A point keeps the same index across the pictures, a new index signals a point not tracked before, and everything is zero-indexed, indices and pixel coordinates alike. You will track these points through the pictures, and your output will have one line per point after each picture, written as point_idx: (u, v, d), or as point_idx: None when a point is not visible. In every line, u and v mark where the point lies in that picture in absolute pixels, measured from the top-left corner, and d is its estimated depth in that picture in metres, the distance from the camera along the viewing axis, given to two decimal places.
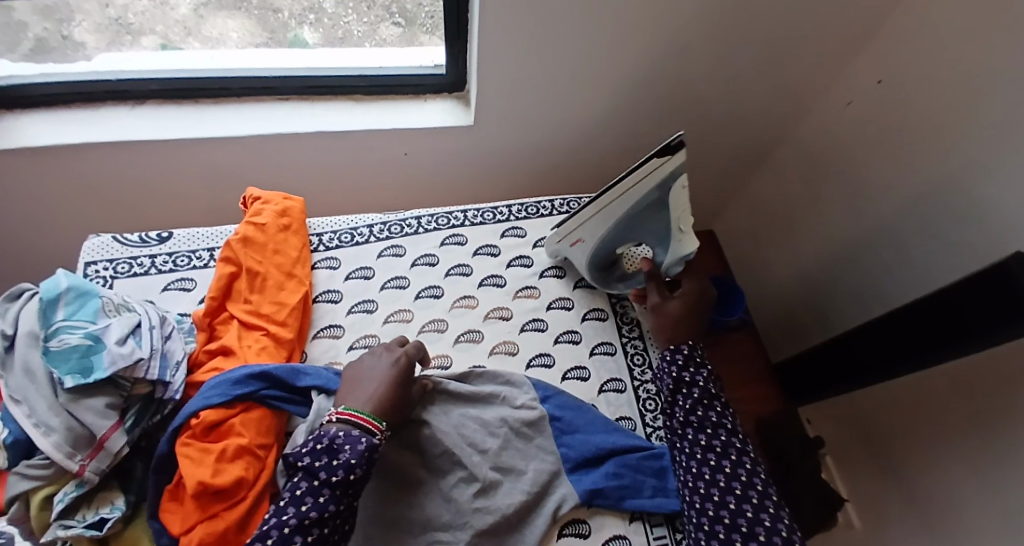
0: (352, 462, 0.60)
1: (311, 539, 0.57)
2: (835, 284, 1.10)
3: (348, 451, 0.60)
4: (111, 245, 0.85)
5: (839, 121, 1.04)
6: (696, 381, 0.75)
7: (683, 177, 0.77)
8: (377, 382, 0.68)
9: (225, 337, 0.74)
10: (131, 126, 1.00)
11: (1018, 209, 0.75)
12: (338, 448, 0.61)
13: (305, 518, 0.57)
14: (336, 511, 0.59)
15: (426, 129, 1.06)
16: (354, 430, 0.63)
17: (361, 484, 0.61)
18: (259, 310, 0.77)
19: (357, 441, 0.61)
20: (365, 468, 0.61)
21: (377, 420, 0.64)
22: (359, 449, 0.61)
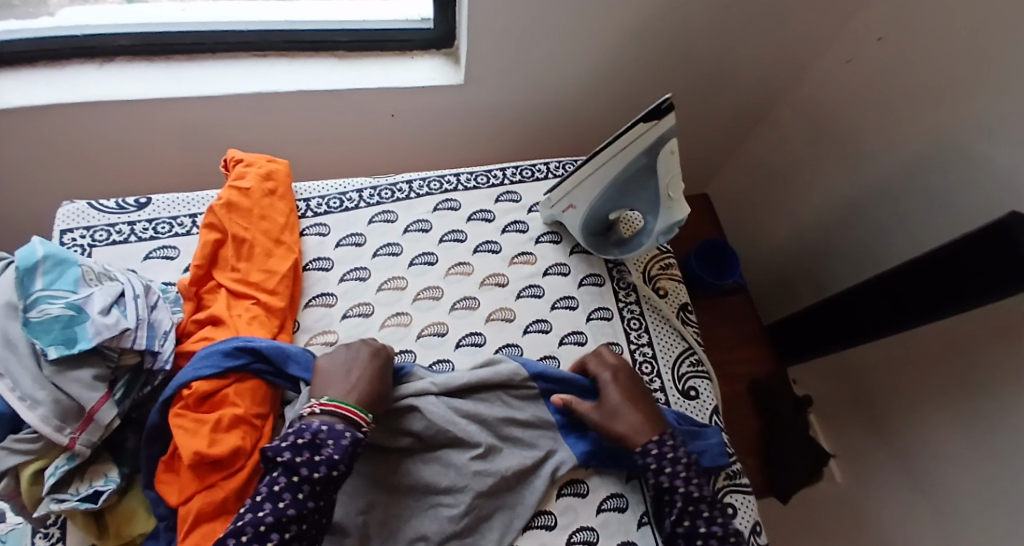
0: (335, 458, 0.60)
1: (289, 536, 0.56)
2: (829, 245, 1.10)
3: (331, 446, 0.60)
4: (86, 211, 0.82)
5: (838, 79, 1.02)
6: (676, 485, 0.66)
7: (673, 142, 0.71)
8: (363, 371, 0.67)
9: (213, 306, 0.72)
10: (101, 85, 0.95)
11: (1017, 168, 0.75)
12: (321, 443, 0.60)
13: (283, 516, 0.56)
14: (315, 507, 0.58)
15: (414, 87, 1.02)
16: (337, 420, 0.62)
17: (342, 482, 0.61)
18: (247, 278, 0.74)
19: (341, 435, 0.61)
20: (347, 465, 0.60)
21: (362, 412, 0.63)
22: (342, 445, 0.60)
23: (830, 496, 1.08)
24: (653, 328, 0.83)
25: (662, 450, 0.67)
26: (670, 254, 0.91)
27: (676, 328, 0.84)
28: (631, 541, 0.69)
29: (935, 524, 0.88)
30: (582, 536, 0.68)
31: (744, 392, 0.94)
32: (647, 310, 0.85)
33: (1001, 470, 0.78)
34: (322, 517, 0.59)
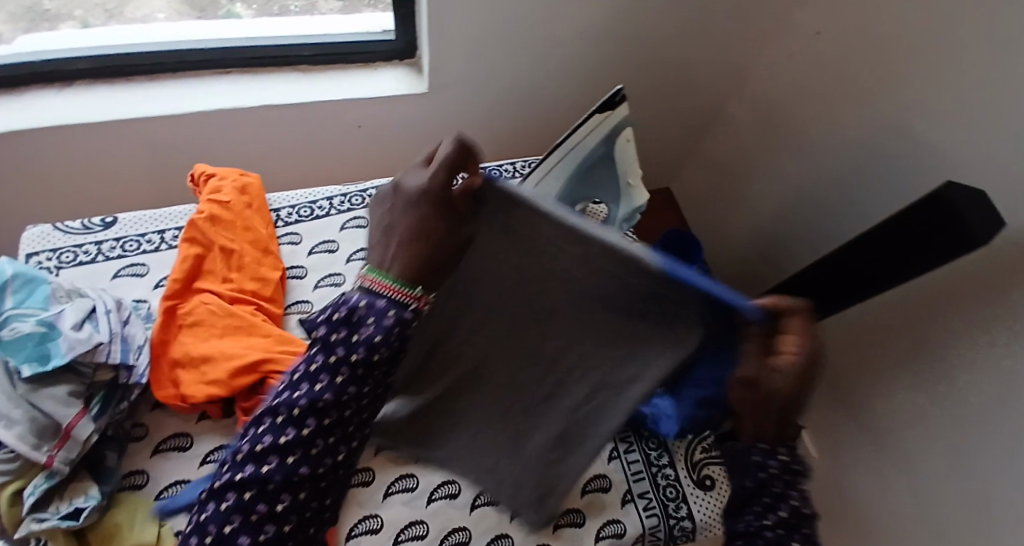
0: (376, 339, 0.48)
1: (329, 422, 0.47)
2: (787, 230, 1.14)
3: (372, 325, 0.48)
4: (51, 234, 0.81)
5: (785, 71, 1.07)
6: (788, 495, 0.54)
7: (626, 131, 0.76)
8: (400, 229, 0.51)
9: (216, 313, 0.71)
10: (61, 108, 0.94)
11: (947, 143, 0.80)
12: (359, 320, 0.48)
13: (318, 401, 0.47)
14: (358, 393, 0.48)
15: (379, 98, 1.04)
16: (381, 298, 0.49)
17: (388, 365, 0.49)
18: (242, 287, 0.75)
19: (383, 314, 0.48)
20: (392, 343, 0.48)
21: (409, 288, 0.50)
22: (385, 324, 0.48)
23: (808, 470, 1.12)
24: None
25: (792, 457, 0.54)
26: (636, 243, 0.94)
27: None
28: (616, 519, 0.72)
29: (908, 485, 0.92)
30: (570, 517, 0.71)
31: None
32: None
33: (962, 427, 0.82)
34: (366, 403, 0.49)
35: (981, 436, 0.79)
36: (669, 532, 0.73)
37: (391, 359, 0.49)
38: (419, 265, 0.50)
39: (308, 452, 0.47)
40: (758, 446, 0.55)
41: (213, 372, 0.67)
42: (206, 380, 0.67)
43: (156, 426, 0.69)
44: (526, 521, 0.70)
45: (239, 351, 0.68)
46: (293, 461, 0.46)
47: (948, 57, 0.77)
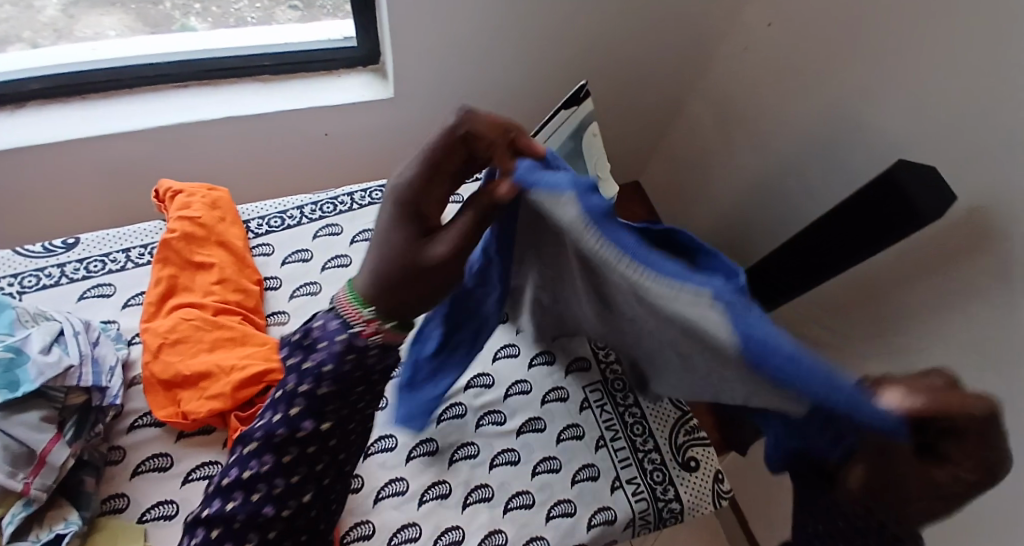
0: (322, 369, 0.50)
1: (289, 457, 0.52)
2: (751, 217, 1.17)
3: (321, 351, 0.50)
4: (12, 259, 0.78)
5: (740, 62, 1.10)
6: None
7: (592, 125, 0.78)
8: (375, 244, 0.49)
9: (203, 328, 0.71)
10: (15, 129, 0.91)
11: (896, 125, 0.83)
12: (313, 346, 0.51)
13: (275, 434, 0.51)
14: (314, 426, 0.52)
15: (344, 105, 1.03)
16: (334, 319, 0.50)
17: (343, 395, 0.52)
18: (224, 301, 0.75)
19: (332, 338, 0.50)
20: (338, 379, 0.51)
21: (360, 308, 0.49)
22: (332, 351, 0.50)
23: None
24: None
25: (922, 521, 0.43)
26: None
27: None
28: (606, 507, 0.73)
29: None
30: (561, 508, 0.72)
31: None
32: None
33: None
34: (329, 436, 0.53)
35: None
36: (657, 515, 0.74)
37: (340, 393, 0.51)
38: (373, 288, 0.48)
39: (271, 490, 0.51)
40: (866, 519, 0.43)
41: (208, 385, 0.68)
42: (206, 395, 0.67)
43: (135, 446, 0.67)
44: (518, 516, 0.70)
45: (232, 361, 0.69)
46: (257, 499, 0.51)
47: (894, 40, 0.80)
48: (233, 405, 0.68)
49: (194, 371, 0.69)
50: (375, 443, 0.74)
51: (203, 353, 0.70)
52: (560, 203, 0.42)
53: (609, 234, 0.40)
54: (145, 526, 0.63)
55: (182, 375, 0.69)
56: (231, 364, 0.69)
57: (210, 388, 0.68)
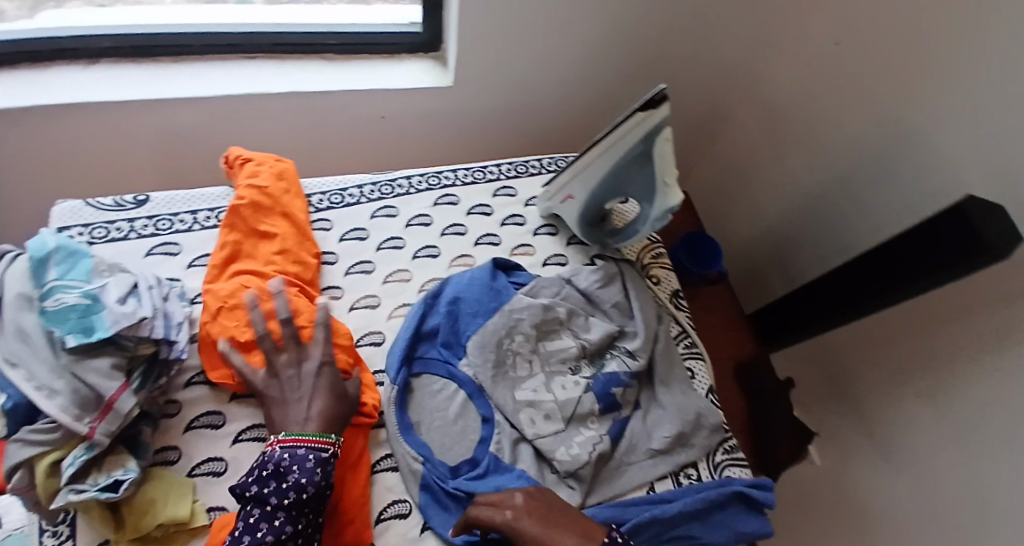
0: (302, 481, 0.60)
1: None
2: (797, 238, 1.17)
3: (297, 470, 0.61)
4: (83, 210, 0.81)
5: (797, 81, 1.09)
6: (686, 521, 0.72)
7: (667, 130, 0.74)
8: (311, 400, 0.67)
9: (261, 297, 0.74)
10: (86, 85, 0.93)
11: (962, 157, 0.82)
12: (286, 471, 0.61)
13: (262, 544, 0.57)
14: (295, 530, 0.59)
15: (404, 89, 1.05)
16: (300, 448, 0.63)
17: (316, 502, 0.61)
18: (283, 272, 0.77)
19: (305, 459, 0.62)
20: (318, 486, 0.61)
21: (325, 437, 0.65)
22: (307, 467, 0.62)
23: (810, 475, 1.14)
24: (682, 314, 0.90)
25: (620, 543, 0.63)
26: (660, 245, 0.97)
27: (672, 312, 0.90)
28: None
29: (908, 487, 0.94)
30: None
31: (731, 373, 1.01)
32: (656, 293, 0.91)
33: (969, 430, 0.85)
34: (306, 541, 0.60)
35: (987, 439, 0.82)
36: None
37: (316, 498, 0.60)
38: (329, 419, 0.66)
39: None
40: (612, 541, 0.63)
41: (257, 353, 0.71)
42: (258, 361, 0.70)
43: (191, 402, 0.70)
44: None
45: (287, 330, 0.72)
46: None
47: (968, 72, 0.79)
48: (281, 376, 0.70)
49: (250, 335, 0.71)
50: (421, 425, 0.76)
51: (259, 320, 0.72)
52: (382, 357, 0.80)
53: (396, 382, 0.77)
54: (194, 481, 0.65)
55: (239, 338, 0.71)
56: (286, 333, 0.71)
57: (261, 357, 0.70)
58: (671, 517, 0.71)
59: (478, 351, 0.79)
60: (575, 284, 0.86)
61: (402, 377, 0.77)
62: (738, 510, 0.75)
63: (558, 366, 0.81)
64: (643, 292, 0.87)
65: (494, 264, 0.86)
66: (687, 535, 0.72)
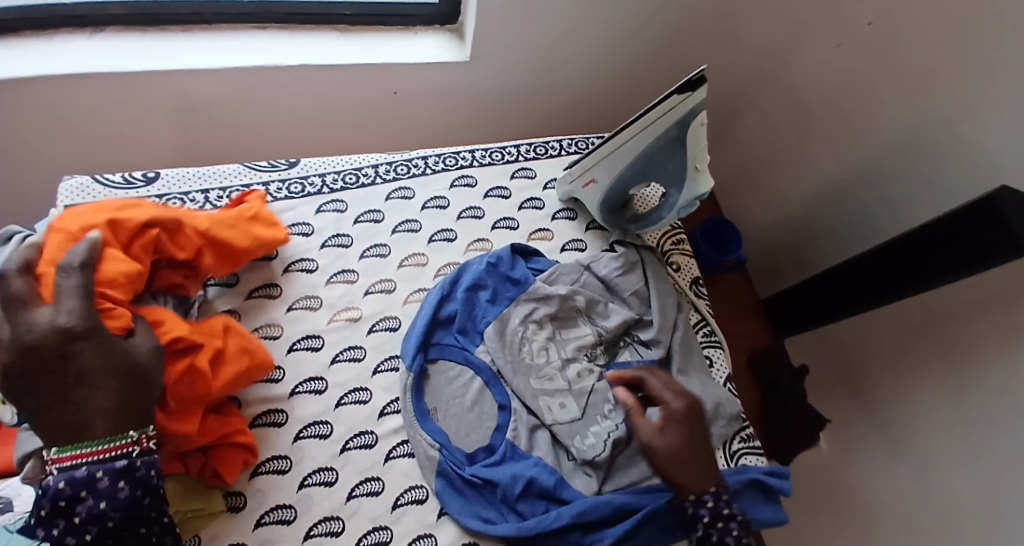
0: (99, 508, 0.56)
1: None
2: (816, 225, 1.14)
3: (87, 501, 0.56)
4: (91, 186, 0.79)
5: (823, 62, 1.05)
6: None
7: (703, 115, 0.71)
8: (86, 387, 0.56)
9: None
10: (94, 56, 0.89)
11: (997, 148, 0.79)
12: (76, 504, 0.55)
13: None
14: None
15: (419, 64, 1.01)
16: (81, 468, 0.56)
17: (132, 518, 0.57)
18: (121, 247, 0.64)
19: (91, 484, 0.56)
20: (123, 504, 0.56)
21: (117, 441, 0.57)
22: (100, 490, 0.56)
23: (817, 462, 1.14)
24: (703, 304, 0.89)
25: (717, 502, 0.66)
26: (682, 230, 0.95)
27: (691, 300, 0.89)
28: None
29: (915, 479, 0.94)
30: None
31: (743, 363, 1.03)
32: (677, 281, 0.90)
33: (982, 425, 0.84)
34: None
35: (1001, 436, 0.81)
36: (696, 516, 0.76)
37: (131, 516, 0.57)
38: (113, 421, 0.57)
39: None
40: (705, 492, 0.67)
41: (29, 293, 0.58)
42: None
43: None
44: None
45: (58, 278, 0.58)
46: None
47: (1009, 60, 0.76)
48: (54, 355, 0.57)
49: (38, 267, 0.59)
50: (439, 411, 0.75)
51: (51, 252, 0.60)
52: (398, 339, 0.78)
53: (411, 364, 0.75)
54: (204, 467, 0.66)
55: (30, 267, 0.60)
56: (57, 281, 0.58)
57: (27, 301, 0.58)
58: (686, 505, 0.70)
59: (495, 337, 0.78)
60: (594, 271, 0.84)
61: (418, 363, 0.75)
62: (752, 499, 0.74)
63: (573, 353, 0.79)
64: (663, 280, 0.85)
65: (513, 249, 0.85)
66: None
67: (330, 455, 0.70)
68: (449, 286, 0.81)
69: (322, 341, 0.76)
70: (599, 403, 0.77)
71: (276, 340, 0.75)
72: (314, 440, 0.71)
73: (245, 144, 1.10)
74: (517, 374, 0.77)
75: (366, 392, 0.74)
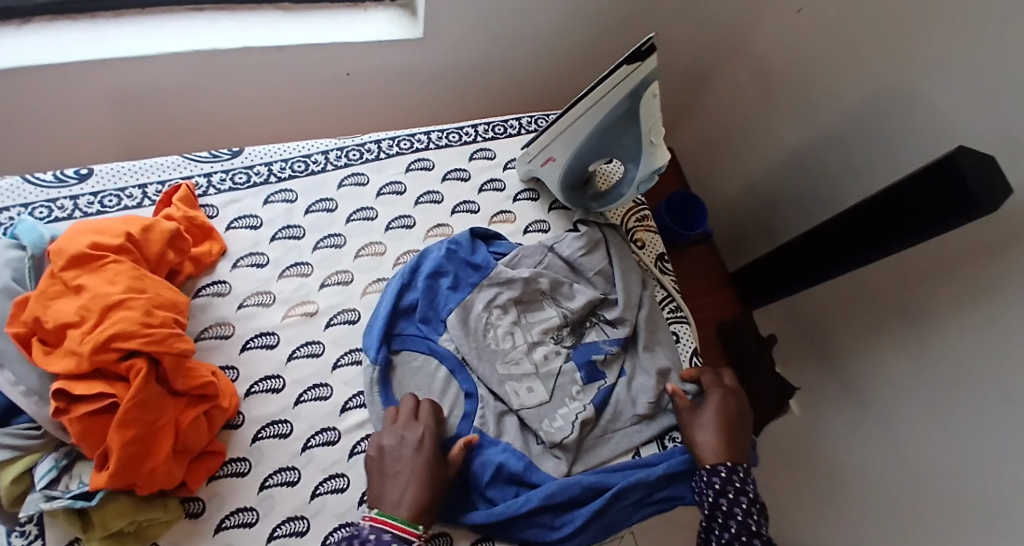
0: None
1: None
2: (781, 194, 1.14)
3: None
4: (20, 187, 0.74)
5: (783, 28, 1.03)
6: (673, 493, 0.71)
7: (655, 85, 0.69)
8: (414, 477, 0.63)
9: (76, 313, 0.57)
10: (17, 48, 0.83)
11: (957, 111, 0.79)
12: None
13: None
14: None
15: (369, 43, 0.96)
16: (386, 533, 0.59)
17: None
18: (141, 289, 0.61)
19: None
20: None
21: (412, 527, 0.60)
22: None
23: (790, 427, 1.15)
24: (669, 280, 0.88)
25: (733, 475, 0.67)
26: (645, 206, 0.94)
27: (657, 276, 0.88)
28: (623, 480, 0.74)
29: (884, 441, 0.95)
30: None
31: (712, 334, 1.05)
32: (641, 256, 0.88)
33: (947, 385, 0.85)
34: None
35: (964, 397, 0.82)
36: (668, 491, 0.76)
37: None
38: (421, 509, 0.62)
39: None
40: (724, 464, 0.68)
41: (64, 307, 0.58)
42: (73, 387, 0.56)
43: None
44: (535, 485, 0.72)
45: (118, 297, 0.58)
46: None
47: (968, 21, 0.75)
48: (88, 368, 0.56)
49: (75, 280, 0.59)
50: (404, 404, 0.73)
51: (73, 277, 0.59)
52: (358, 330, 0.75)
53: (374, 356, 0.73)
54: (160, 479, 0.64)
55: (55, 280, 0.59)
56: (115, 299, 0.58)
57: (63, 314, 0.57)
58: (656, 480, 0.70)
59: (460, 324, 0.76)
60: (558, 252, 0.83)
61: (383, 355, 0.73)
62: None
63: (539, 336, 0.78)
64: (627, 258, 0.84)
65: (472, 233, 0.83)
66: (667, 497, 0.71)
67: (291, 454, 0.68)
68: (411, 273, 0.79)
69: (278, 338, 0.73)
70: (566, 386, 0.75)
71: (228, 339, 0.72)
72: (274, 440, 0.68)
73: (192, 134, 1.05)
74: (483, 361, 0.75)
75: (326, 388, 0.72)
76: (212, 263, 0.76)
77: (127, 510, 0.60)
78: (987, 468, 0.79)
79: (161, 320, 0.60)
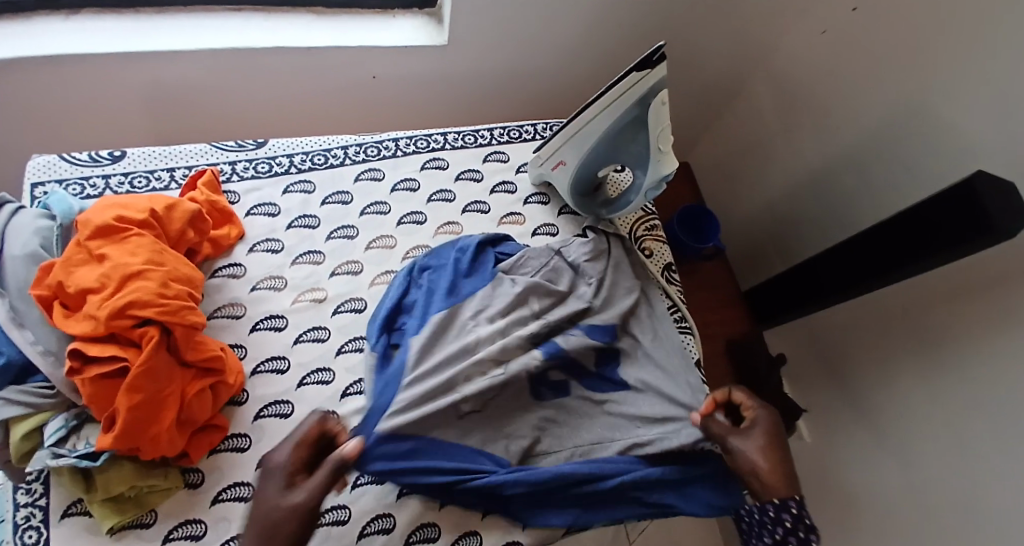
0: None
1: None
2: (799, 216, 1.13)
3: None
4: (58, 164, 0.79)
5: (805, 49, 1.03)
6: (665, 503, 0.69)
7: (664, 93, 0.71)
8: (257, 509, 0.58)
9: (98, 279, 0.60)
10: (64, 38, 0.88)
11: (978, 134, 0.78)
12: None
13: None
14: None
15: (395, 48, 1.00)
16: None
17: None
18: (161, 262, 0.64)
19: None
20: None
21: None
22: None
23: (799, 453, 1.13)
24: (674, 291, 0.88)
25: (803, 511, 0.63)
26: (655, 216, 0.94)
27: (663, 286, 0.88)
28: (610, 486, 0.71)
29: (894, 471, 0.93)
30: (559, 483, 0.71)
31: (721, 350, 1.04)
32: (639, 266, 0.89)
33: (962, 415, 0.82)
34: None
35: (978, 427, 0.80)
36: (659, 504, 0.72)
37: None
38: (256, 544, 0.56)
39: None
40: (792, 497, 0.63)
41: (86, 274, 0.61)
42: (88, 350, 0.59)
43: None
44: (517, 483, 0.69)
45: (137, 267, 0.61)
46: None
47: (990, 44, 0.74)
48: (103, 332, 0.59)
49: (99, 249, 0.62)
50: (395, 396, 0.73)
51: (96, 247, 0.62)
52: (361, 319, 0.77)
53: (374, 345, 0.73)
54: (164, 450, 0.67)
55: (81, 248, 0.62)
56: (134, 269, 0.61)
57: (85, 280, 0.60)
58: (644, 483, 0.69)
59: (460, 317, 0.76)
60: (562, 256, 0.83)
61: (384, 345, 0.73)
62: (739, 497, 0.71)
63: None
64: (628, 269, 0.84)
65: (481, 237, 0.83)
66: (659, 504, 0.69)
67: (289, 435, 0.70)
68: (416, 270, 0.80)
69: (286, 321, 0.76)
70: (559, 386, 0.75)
71: (239, 320, 0.75)
72: (275, 420, 0.70)
73: (219, 128, 1.09)
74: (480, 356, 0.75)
75: (329, 373, 0.73)
76: (229, 246, 0.79)
77: (129, 476, 0.62)
78: (998, 502, 0.77)
79: (176, 294, 0.63)
